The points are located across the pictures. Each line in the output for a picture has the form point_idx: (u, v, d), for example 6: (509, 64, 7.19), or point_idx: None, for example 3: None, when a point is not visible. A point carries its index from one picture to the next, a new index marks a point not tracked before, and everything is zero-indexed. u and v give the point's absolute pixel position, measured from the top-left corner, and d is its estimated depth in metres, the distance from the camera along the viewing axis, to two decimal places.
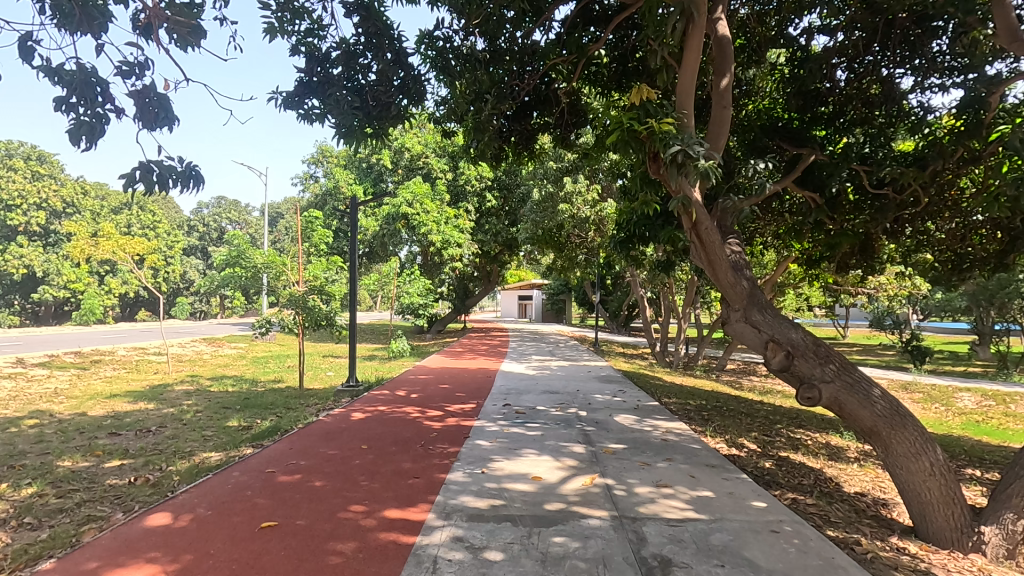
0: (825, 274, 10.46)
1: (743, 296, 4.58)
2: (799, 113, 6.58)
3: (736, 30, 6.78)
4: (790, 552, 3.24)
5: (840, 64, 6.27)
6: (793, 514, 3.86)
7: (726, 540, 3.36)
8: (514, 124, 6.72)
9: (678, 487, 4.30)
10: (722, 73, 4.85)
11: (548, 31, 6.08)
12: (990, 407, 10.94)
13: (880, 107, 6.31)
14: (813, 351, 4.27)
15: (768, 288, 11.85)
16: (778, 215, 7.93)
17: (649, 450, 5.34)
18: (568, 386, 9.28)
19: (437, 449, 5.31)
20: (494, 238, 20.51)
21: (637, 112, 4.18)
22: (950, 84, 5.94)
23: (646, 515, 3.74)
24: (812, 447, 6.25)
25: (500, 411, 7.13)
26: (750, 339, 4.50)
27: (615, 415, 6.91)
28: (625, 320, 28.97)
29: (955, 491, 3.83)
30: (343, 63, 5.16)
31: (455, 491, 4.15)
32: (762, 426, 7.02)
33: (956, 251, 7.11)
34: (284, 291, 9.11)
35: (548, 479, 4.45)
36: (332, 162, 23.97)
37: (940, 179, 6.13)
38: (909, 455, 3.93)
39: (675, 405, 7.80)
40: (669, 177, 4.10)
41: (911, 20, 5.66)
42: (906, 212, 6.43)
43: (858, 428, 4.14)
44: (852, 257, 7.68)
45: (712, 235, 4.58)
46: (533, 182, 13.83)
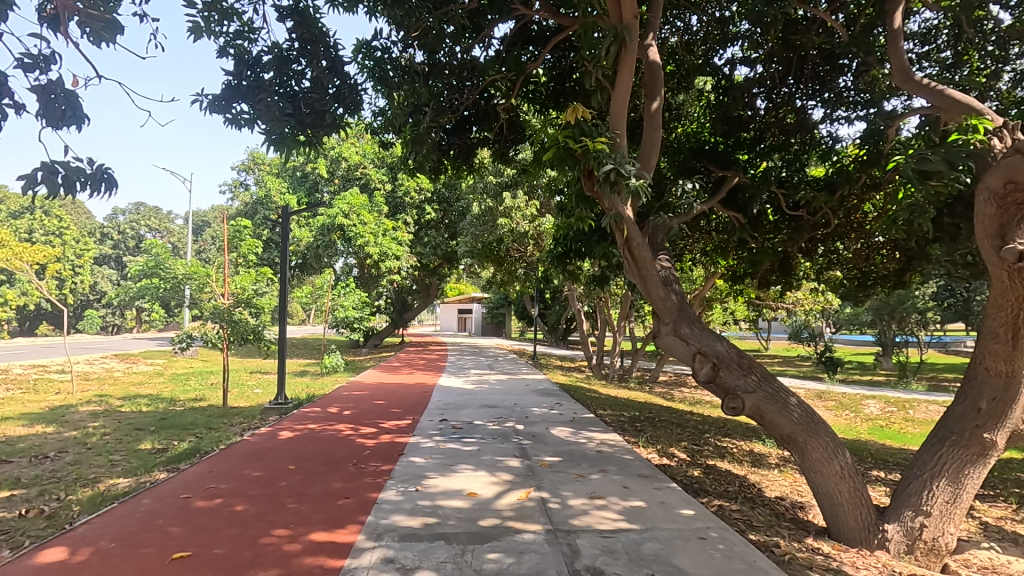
0: (748, 290, 11.12)
1: (672, 310, 4.78)
2: (723, 137, 6.98)
3: (665, 58, 7.10)
4: (716, 557, 3.35)
5: (759, 94, 6.79)
6: (719, 520, 4.01)
7: (656, 549, 3.44)
8: (453, 138, 6.72)
9: (611, 498, 4.37)
10: (652, 97, 5.13)
11: (488, 48, 6.17)
12: (893, 413, 11.88)
13: (795, 135, 6.86)
14: (736, 362, 4.50)
15: (697, 302, 12.45)
16: (704, 234, 8.36)
17: (583, 461, 5.41)
18: (506, 399, 9.25)
19: (369, 467, 5.14)
20: (433, 250, 20.41)
21: (573, 130, 4.34)
22: (855, 118, 6.56)
23: (579, 527, 3.77)
24: (737, 455, 6.54)
25: (436, 426, 7.01)
26: (678, 352, 4.66)
27: (551, 428, 6.96)
28: (562, 333, 29.43)
29: (862, 491, 4.18)
30: (275, 68, 5.01)
31: (387, 510, 4.03)
32: (692, 436, 7.29)
33: (862, 269, 7.77)
34: (207, 304, 8.61)
35: (483, 494, 4.40)
36: (263, 170, 23.03)
37: (848, 203, 6.70)
38: (823, 460, 4.23)
39: (609, 416, 7.99)
40: (602, 194, 4.28)
41: (820, 57, 6.28)
42: (819, 231, 6.97)
43: (777, 436, 4.41)
44: (772, 274, 8.22)
45: (643, 251, 4.76)
46: (472, 196, 13.95)
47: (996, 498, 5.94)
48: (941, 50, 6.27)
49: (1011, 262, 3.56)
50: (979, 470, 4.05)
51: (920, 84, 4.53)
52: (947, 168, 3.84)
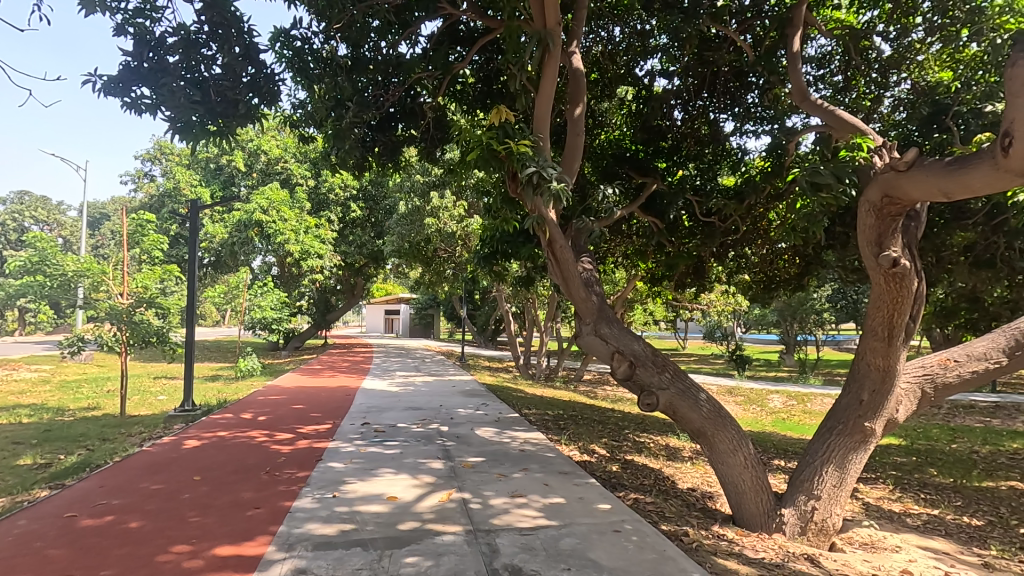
0: (666, 291, 11.66)
1: (593, 310, 4.92)
2: (643, 145, 7.29)
3: (589, 66, 7.33)
4: (629, 549, 3.48)
5: (676, 106, 7.15)
6: (633, 513, 4.17)
7: (573, 544, 3.53)
8: (376, 134, 6.57)
9: (532, 496, 4.44)
10: (575, 103, 5.26)
11: (414, 45, 6.08)
12: (793, 406, 12.87)
13: (709, 146, 7.28)
14: (651, 360, 4.71)
15: (620, 303, 12.93)
16: (626, 238, 8.68)
17: (506, 461, 5.46)
18: (432, 401, 9.15)
19: (283, 475, 4.91)
20: (358, 250, 19.84)
21: (497, 132, 4.38)
22: (761, 132, 7.06)
23: (499, 526, 3.80)
24: (653, 449, 6.84)
25: (357, 430, 6.82)
26: (598, 351, 4.81)
27: (476, 429, 6.96)
28: (492, 334, 29.51)
29: (763, 479, 4.50)
30: (181, 51, 4.67)
31: (301, 518, 3.86)
32: (612, 432, 7.54)
33: (767, 273, 8.37)
34: (102, 304, 7.87)
35: (403, 498, 4.33)
36: (172, 161, 21.46)
37: (755, 211, 7.18)
38: (729, 451, 4.51)
39: (534, 416, 8.10)
40: (525, 196, 4.34)
41: (730, 74, 6.72)
42: (729, 236, 7.41)
43: (689, 430, 4.65)
44: (688, 276, 8.68)
45: (565, 253, 4.87)
46: (399, 194, 13.71)
47: (876, 481, 6.59)
48: (834, 74, 6.87)
49: (887, 268, 3.96)
50: (861, 456, 4.48)
51: (814, 103, 4.96)
52: (836, 182, 4.19)
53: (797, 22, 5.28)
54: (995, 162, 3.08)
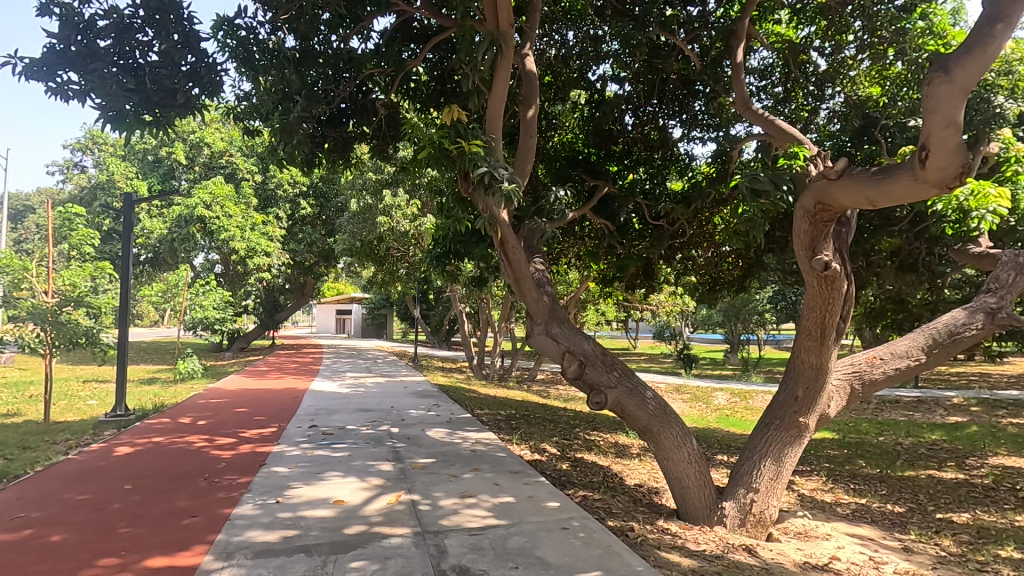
0: (617, 292, 11.90)
1: (544, 310, 4.97)
2: (595, 148, 7.43)
3: (543, 69, 7.40)
4: (576, 545, 3.54)
5: (627, 111, 7.32)
6: (581, 510, 4.24)
7: (522, 542, 3.56)
8: (327, 129, 6.40)
9: (482, 496, 4.44)
10: (528, 105, 5.29)
11: (366, 40, 5.97)
12: (736, 403, 13.40)
13: (658, 151, 7.48)
14: (600, 360, 4.80)
15: (572, 303, 13.11)
16: (578, 239, 8.81)
17: (457, 461, 5.44)
18: (383, 402, 9.01)
19: (223, 481, 4.72)
20: (308, 248, 19.31)
21: (449, 131, 4.36)
22: (707, 139, 7.31)
23: (448, 527, 3.78)
24: (603, 447, 6.97)
25: (304, 433, 6.63)
26: (549, 351, 4.86)
27: (427, 430, 6.90)
28: (446, 334, 29.31)
29: (706, 474, 4.66)
30: (113, 35, 4.42)
31: (241, 526, 3.73)
32: (563, 431, 7.64)
33: (712, 275, 8.68)
34: (24, 303, 7.33)
35: (350, 501, 4.25)
36: (106, 151, 20.25)
37: (701, 215, 7.43)
38: (673, 448, 4.65)
39: (486, 416, 8.11)
40: (476, 196, 4.34)
41: (678, 82, 6.93)
42: (676, 239, 7.63)
43: (636, 428, 4.77)
44: (638, 278, 8.90)
45: (517, 253, 4.89)
46: (351, 191, 13.44)
47: (811, 473, 6.95)
48: (774, 86, 7.16)
49: (819, 271, 4.19)
50: (795, 450, 4.71)
51: (756, 113, 5.18)
52: (774, 188, 4.39)
53: (740, 34, 5.50)
54: (915, 172, 3.30)
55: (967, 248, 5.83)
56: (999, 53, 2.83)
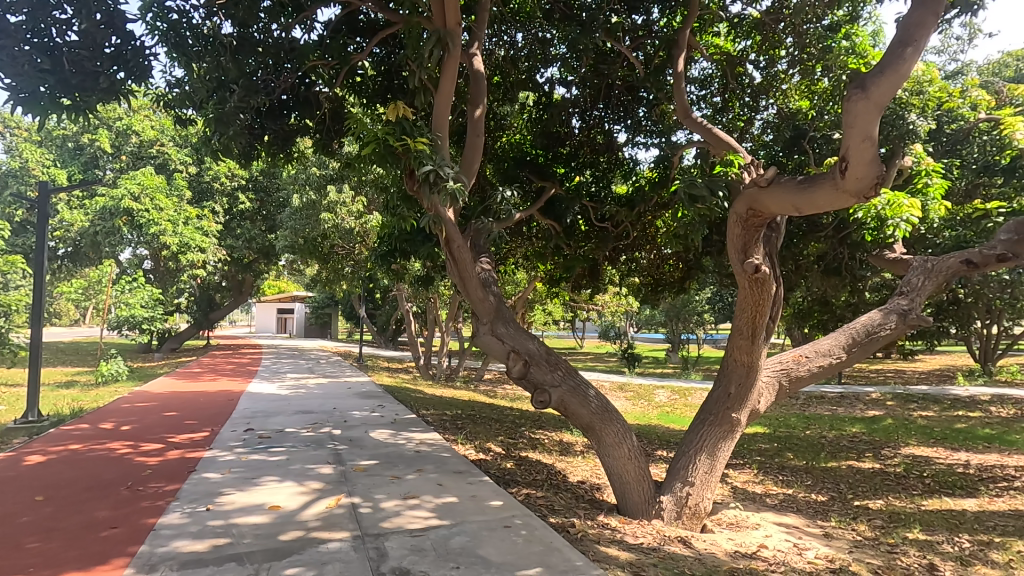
0: (563, 292, 12.08)
1: (490, 310, 4.97)
2: (543, 150, 7.53)
3: (492, 70, 7.41)
4: (518, 543, 3.57)
5: (574, 114, 7.44)
6: (524, 508, 4.28)
7: (464, 542, 3.55)
8: (265, 121, 6.19)
9: (424, 497, 4.40)
10: (476, 104, 5.28)
11: (309, 31, 5.80)
12: (677, 400, 13.87)
13: (604, 154, 7.65)
14: (545, 359, 4.85)
15: (520, 303, 13.20)
16: (526, 240, 8.88)
17: (400, 462, 5.36)
18: (324, 404, 8.76)
19: (148, 489, 4.46)
20: (246, 244, 18.53)
21: (394, 127, 4.30)
22: (651, 145, 7.52)
23: (389, 529, 3.72)
24: (547, 445, 7.06)
25: (239, 437, 6.36)
26: (494, 350, 4.87)
27: (370, 431, 6.77)
28: (392, 334, 28.83)
29: (645, 469, 4.80)
30: (27, 11, 4.10)
31: (167, 536, 3.53)
32: (509, 430, 7.67)
33: (654, 276, 8.96)
34: None
35: (287, 507, 4.11)
36: (18, 136, 18.71)
37: (644, 218, 7.65)
38: (614, 444, 4.77)
39: (432, 416, 8.04)
40: (422, 194, 4.29)
41: (623, 88, 7.10)
42: (620, 241, 7.82)
43: (578, 425, 4.86)
44: (584, 279, 9.06)
45: (463, 252, 4.87)
46: (293, 186, 13.02)
47: (743, 466, 7.30)
48: (713, 95, 7.45)
49: (751, 274, 4.41)
50: (728, 444, 4.92)
51: (695, 121, 5.37)
52: (711, 194, 4.58)
53: (681, 44, 5.70)
54: (837, 183, 3.51)
55: (883, 253, 6.28)
56: (909, 75, 3.07)
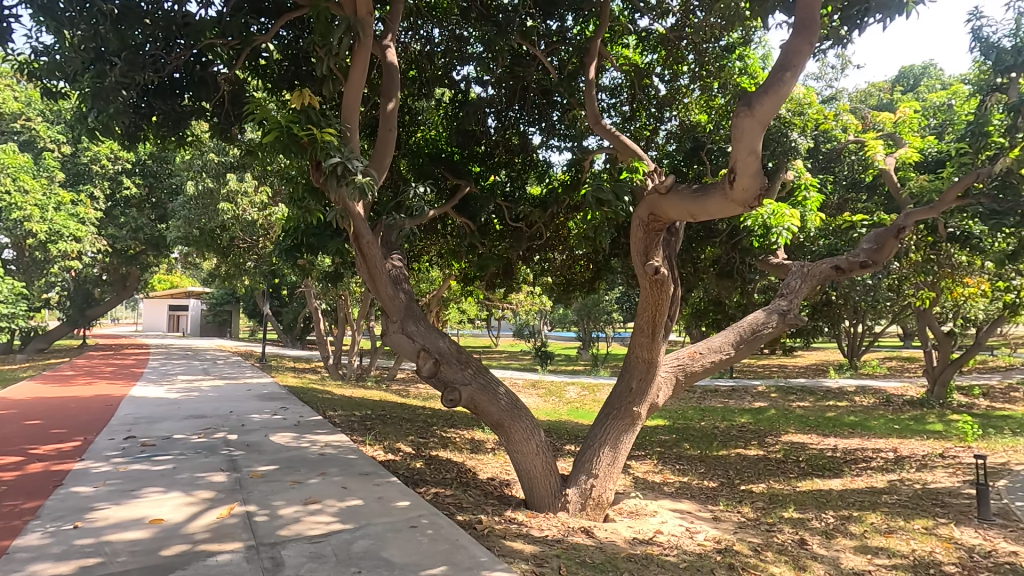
0: (478, 291, 12.12)
1: (400, 308, 4.88)
2: (459, 148, 7.51)
3: (407, 63, 7.27)
4: (424, 542, 3.54)
5: (490, 113, 7.48)
6: (431, 507, 4.25)
7: (367, 545, 3.47)
8: (153, 100, 5.67)
9: (327, 501, 4.24)
10: (388, 98, 5.16)
11: (207, 6, 5.37)
12: (586, 397, 14.38)
13: (518, 155, 7.76)
14: (455, 357, 4.84)
15: (435, 301, 13.07)
16: (440, 237, 8.81)
17: (302, 467, 5.13)
18: (219, 407, 8.18)
19: (1, 508, 3.93)
20: (132, 234, 16.88)
21: (299, 116, 4.11)
22: (564, 148, 7.73)
23: (286, 537, 3.55)
24: (458, 444, 7.05)
25: (118, 445, 5.79)
26: (404, 349, 4.79)
27: (270, 435, 6.41)
28: (299, 333, 27.49)
29: (552, 464, 4.93)
30: None
31: (23, 559, 3.14)
32: (420, 430, 7.58)
33: (565, 276, 9.22)
34: None
35: (171, 519, 3.79)
36: None
37: (556, 219, 7.85)
38: (522, 440, 4.86)
39: (339, 417, 7.76)
40: (329, 187, 4.12)
41: (538, 91, 7.24)
42: (534, 242, 7.98)
43: (488, 423, 4.90)
44: (498, 277, 9.14)
45: (372, 249, 4.74)
46: (187, 173, 12.04)
47: (644, 457, 7.70)
48: (622, 104, 7.77)
49: (651, 275, 4.66)
50: (630, 438, 5.17)
51: (604, 127, 5.58)
52: (616, 199, 4.79)
53: (592, 53, 5.92)
54: (726, 193, 3.78)
55: (768, 259, 6.87)
56: (788, 96, 3.39)
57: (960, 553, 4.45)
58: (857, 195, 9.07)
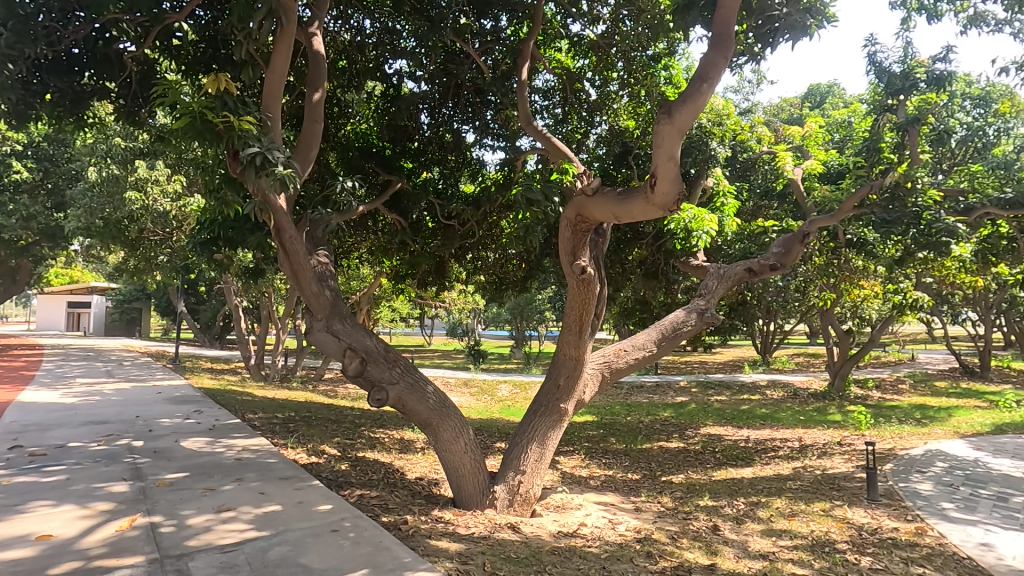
0: (409, 289, 11.95)
1: (325, 305, 4.72)
2: (391, 143, 7.37)
3: (336, 53, 7.03)
4: (345, 546, 3.45)
5: (423, 109, 7.38)
6: (354, 509, 4.14)
7: (284, 551, 3.33)
8: (47, 77, 5.16)
9: (242, 508, 4.03)
10: (315, 88, 4.97)
11: None
12: (518, 394, 14.53)
13: (452, 153, 7.71)
14: (383, 356, 4.74)
15: (365, 299, 12.75)
16: (370, 234, 8.60)
17: (216, 473, 4.85)
18: (124, 412, 7.58)
19: None
20: (23, 223, 15.29)
21: (214, 102, 3.88)
22: (497, 148, 7.76)
23: (195, 548, 3.35)
24: (386, 444, 6.91)
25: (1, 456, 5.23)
26: (329, 348, 4.64)
27: (181, 440, 6.02)
28: (219, 332, 25.97)
29: (480, 461, 4.95)
30: None
31: None
32: (346, 431, 7.37)
33: (498, 274, 9.26)
34: None
35: (62, 535, 3.48)
36: None
37: (489, 218, 7.87)
38: (451, 439, 4.84)
39: (259, 420, 7.40)
40: (247, 178, 3.92)
41: (471, 89, 7.22)
42: (466, 240, 7.96)
43: (416, 422, 4.84)
44: (430, 275, 9.04)
45: (295, 244, 4.57)
46: (90, 157, 11.07)
47: (572, 452, 7.88)
48: (555, 107, 7.91)
49: (578, 275, 4.78)
50: (557, 434, 5.28)
51: (535, 128, 5.65)
52: (545, 199, 4.86)
53: (525, 54, 5.98)
54: (647, 196, 3.94)
55: (689, 261, 7.23)
56: (704, 106, 3.58)
57: (852, 531, 4.88)
58: (770, 202, 9.72)
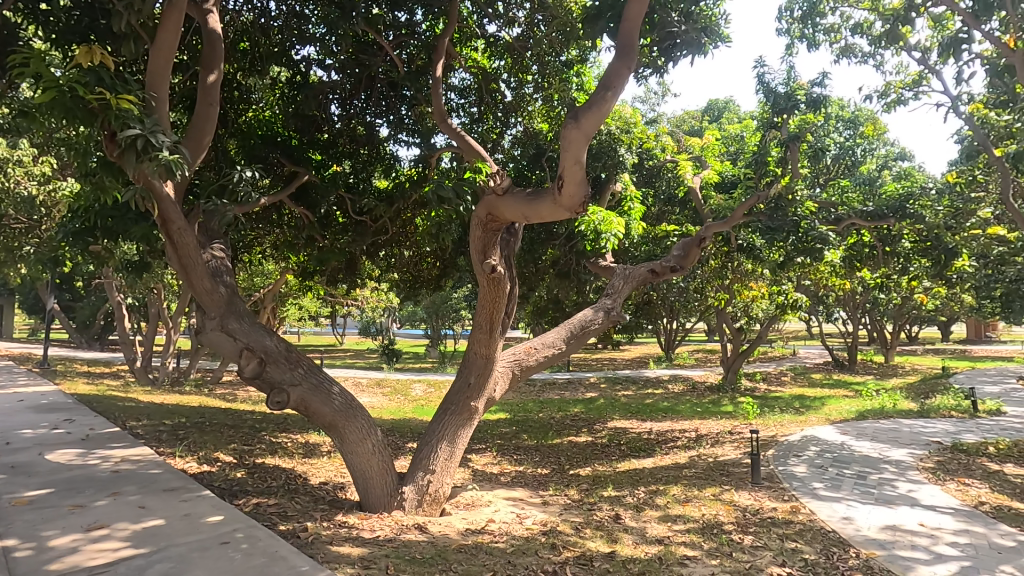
0: (318, 286, 11.45)
1: (220, 303, 4.40)
2: (298, 133, 7.02)
3: (237, 34, 6.57)
4: (236, 559, 3.24)
5: (334, 100, 7.09)
6: (249, 519, 3.91)
7: (165, 570, 3.08)
8: None
9: (117, 525, 3.67)
10: (210, 69, 4.61)
11: None
12: (432, 394, 14.38)
13: (364, 147, 7.48)
14: (283, 356, 4.51)
15: (269, 297, 12.05)
16: (274, 227, 8.15)
17: (88, 487, 4.38)
18: None
19: None
20: None
21: (86, 77, 3.49)
22: (412, 143, 7.62)
23: (56, 573, 3.00)
24: (289, 449, 6.58)
25: None
26: (223, 348, 4.34)
27: (47, 453, 5.37)
28: (99, 332, 23.45)
29: (388, 462, 4.86)
30: None
31: None
32: (245, 436, 6.93)
33: (412, 272, 9.11)
34: None
35: None
36: None
37: (402, 215, 7.71)
38: (357, 441, 4.70)
39: (143, 428, 6.78)
40: (125, 163, 3.56)
41: (385, 83, 7.02)
42: (378, 237, 7.76)
43: (320, 424, 4.65)
44: (340, 272, 8.72)
45: (184, 236, 4.23)
46: None
47: (484, 450, 7.92)
48: (471, 105, 7.91)
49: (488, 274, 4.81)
50: (467, 432, 5.29)
51: (449, 126, 5.62)
52: (457, 197, 4.84)
53: (440, 51, 5.92)
54: (555, 198, 4.04)
55: (598, 261, 7.51)
56: (609, 113, 3.72)
57: (737, 513, 5.31)
58: (672, 208, 10.31)
